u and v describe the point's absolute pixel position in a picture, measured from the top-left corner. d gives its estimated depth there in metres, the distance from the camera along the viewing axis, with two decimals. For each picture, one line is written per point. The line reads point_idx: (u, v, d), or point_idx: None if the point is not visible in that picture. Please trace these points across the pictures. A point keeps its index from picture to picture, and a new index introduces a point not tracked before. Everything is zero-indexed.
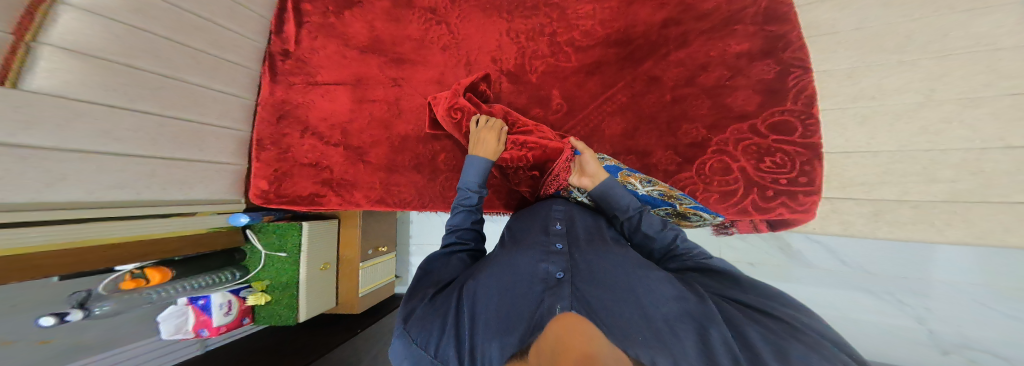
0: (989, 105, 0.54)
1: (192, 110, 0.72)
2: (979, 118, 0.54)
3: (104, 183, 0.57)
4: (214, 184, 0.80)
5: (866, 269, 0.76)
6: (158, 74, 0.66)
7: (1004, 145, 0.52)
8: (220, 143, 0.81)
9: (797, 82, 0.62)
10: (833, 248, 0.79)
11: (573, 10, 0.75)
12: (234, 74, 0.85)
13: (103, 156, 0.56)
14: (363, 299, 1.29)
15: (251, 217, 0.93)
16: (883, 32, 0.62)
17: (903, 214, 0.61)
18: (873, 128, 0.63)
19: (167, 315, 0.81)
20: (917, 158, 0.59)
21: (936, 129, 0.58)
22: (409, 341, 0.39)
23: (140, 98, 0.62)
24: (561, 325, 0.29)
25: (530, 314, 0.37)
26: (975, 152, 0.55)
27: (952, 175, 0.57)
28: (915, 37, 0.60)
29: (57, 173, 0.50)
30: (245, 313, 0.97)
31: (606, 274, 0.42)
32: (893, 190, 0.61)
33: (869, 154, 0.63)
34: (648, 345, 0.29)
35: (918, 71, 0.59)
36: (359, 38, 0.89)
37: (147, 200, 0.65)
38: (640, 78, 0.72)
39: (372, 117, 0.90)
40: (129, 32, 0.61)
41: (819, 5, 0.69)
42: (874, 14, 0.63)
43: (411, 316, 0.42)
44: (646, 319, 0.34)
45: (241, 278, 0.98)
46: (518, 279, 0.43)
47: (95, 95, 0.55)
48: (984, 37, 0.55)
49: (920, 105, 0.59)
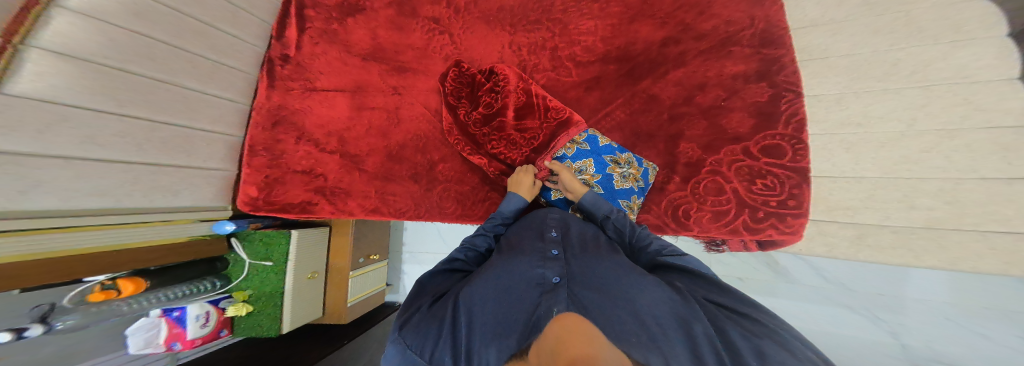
0: (963, 136, 0.55)
1: (184, 115, 0.70)
2: (955, 149, 0.55)
3: (83, 191, 0.54)
4: (202, 192, 0.78)
5: (848, 286, 0.84)
6: (149, 78, 0.63)
7: (977, 176, 0.54)
8: (211, 148, 0.79)
9: (790, 106, 0.64)
10: (818, 267, 0.88)
11: (576, 26, 0.78)
12: (232, 79, 0.84)
13: (82, 163, 0.52)
14: (352, 309, 1.23)
15: (238, 226, 0.90)
16: (872, 59, 0.64)
17: (884, 239, 0.62)
18: (857, 154, 0.64)
19: (136, 327, 0.73)
20: (898, 184, 0.60)
21: (917, 158, 0.58)
22: (404, 347, 0.40)
23: (129, 103, 0.60)
24: (563, 324, 0.28)
25: (525, 318, 0.36)
26: (951, 181, 0.56)
27: (929, 202, 0.58)
28: (902, 65, 0.61)
29: (28, 180, 0.45)
30: (222, 324, 0.89)
31: (600, 278, 0.41)
32: (875, 215, 0.63)
33: (852, 180, 0.65)
34: (640, 347, 0.29)
35: (901, 100, 0.60)
36: (361, 45, 0.90)
37: (127, 208, 0.62)
38: (639, 96, 0.74)
39: (371, 125, 0.89)
40: (125, 35, 0.59)
41: (812, 30, 0.71)
42: (865, 41, 0.65)
43: (408, 324, 0.42)
44: (638, 322, 0.33)
45: (222, 287, 0.93)
46: (510, 283, 0.42)
47: (84, 99, 0.52)
48: (964, 68, 0.56)
49: (901, 134, 0.60)
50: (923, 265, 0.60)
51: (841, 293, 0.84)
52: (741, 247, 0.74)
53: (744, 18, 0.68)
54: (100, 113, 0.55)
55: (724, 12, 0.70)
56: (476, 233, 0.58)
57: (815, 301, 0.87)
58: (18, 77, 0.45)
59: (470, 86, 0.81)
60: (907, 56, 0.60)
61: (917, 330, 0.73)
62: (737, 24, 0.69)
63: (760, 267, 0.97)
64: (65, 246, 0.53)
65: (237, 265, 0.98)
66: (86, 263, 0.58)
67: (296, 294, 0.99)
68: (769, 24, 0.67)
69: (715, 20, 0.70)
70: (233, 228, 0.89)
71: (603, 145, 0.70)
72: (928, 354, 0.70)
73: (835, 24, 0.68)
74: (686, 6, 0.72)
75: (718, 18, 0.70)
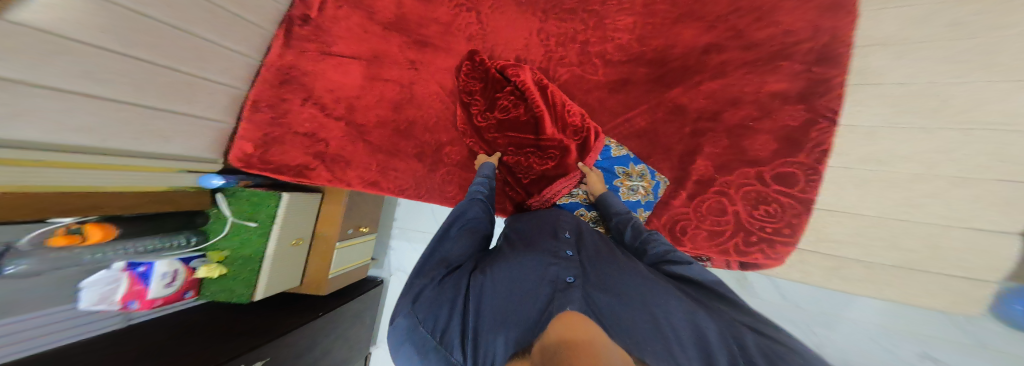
0: (977, 186, 0.53)
1: (191, 63, 0.67)
2: (962, 198, 0.54)
3: (69, 126, 0.49)
4: (197, 141, 0.75)
5: (797, 304, 0.71)
6: (165, 24, 0.60)
7: (967, 225, 0.54)
8: (212, 98, 0.75)
9: (820, 134, 0.62)
10: (781, 285, 0.74)
11: (612, 21, 0.76)
12: (248, 33, 0.80)
13: (73, 97, 0.48)
14: (333, 281, 1.18)
15: (223, 180, 0.88)
16: (924, 91, 0.57)
17: (856, 272, 0.63)
18: (866, 191, 0.61)
19: (93, 280, 0.64)
20: (886, 225, 0.60)
21: (919, 202, 0.57)
22: (415, 321, 0.34)
23: (137, 44, 0.56)
24: (564, 323, 0.25)
25: (539, 313, 0.32)
26: (940, 228, 0.56)
27: (913, 245, 0.58)
28: (951, 102, 0.54)
29: (13, 109, 0.41)
30: (190, 285, 0.83)
31: (619, 283, 0.38)
32: (856, 250, 0.63)
33: (851, 215, 0.63)
34: (656, 357, 0.26)
35: (934, 141, 0.56)
36: (385, 14, 0.87)
37: (114, 149, 0.58)
38: (664, 105, 0.72)
39: (382, 97, 0.86)
40: None
41: (877, 50, 0.61)
42: (927, 68, 0.57)
43: (417, 296, 0.37)
44: (657, 329, 0.30)
45: (196, 244, 0.87)
46: (522, 276, 0.40)
47: (94, 37, 0.49)
48: (1014, 115, 0.50)
49: (917, 177, 0.57)
50: (881, 295, 0.61)
51: (793, 311, 0.70)
52: (723, 265, 0.73)
53: (807, 29, 0.64)
54: (104, 51, 0.51)
55: (784, 20, 0.66)
56: (471, 199, 0.54)
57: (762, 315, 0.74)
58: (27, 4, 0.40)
59: (485, 82, 0.78)
60: (962, 92, 0.54)
61: (843, 347, 0.57)
62: (795, 35, 0.65)
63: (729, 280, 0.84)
64: (42, 182, 0.49)
65: (217, 223, 0.93)
66: (51, 202, 0.52)
67: (276, 260, 0.94)
68: (834, 37, 0.63)
69: (772, 28, 0.66)
70: (220, 183, 0.88)
71: (614, 156, 0.67)
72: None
73: (905, 46, 0.59)
74: (743, 10, 0.68)
75: (777, 27, 0.66)
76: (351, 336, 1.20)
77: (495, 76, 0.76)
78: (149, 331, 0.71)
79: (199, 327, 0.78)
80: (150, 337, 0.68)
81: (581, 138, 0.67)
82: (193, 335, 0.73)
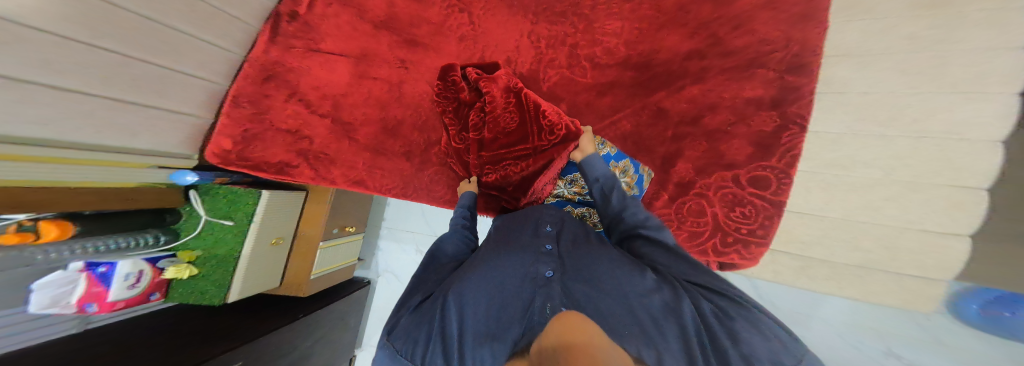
0: (927, 191, 0.57)
1: (163, 55, 0.64)
2: (915, 201, 0.58)
3: (32, 118, 0.47)
4: (164, 135, 0.72)
5: (773, 302, 0.80)
6: (137, 14, 0.56)
7: (921, 228, 0.58)
8: (186, 92, 0.73)
9: (790, 140, 0.65)
10: (758, 285, 0.83)
11: (601, 25, 0.77)
12: (228, 27, 0.77)
13: (40, 89, 0.46)
14: (314, 282, 1.13)
15: (198, 177, 0.83)
16: (875, 102, 0.61)
17: (820, 272, 0.68)
18: (829, 195, 0.65)
19: (45, 282, 0.57)
20: (850, 227, 0.64)
21: (876, 205, 0.61)
22: (394, 351, 0.36)
23: (107, 35, 0.53)
24: (565, 323, 0.23)
25: (519, 316, 0.34)
26: (899, 229, 0.59)
27: (869, 245, 0.62)
28: (906, 113, 0.58)
29: None
30: (157, 287, 0.78)
31: (592, 269, 0.39)
32: (821, 250, 0.67)
33: (817, 218, 0.67)
34: (631, 345, 0.27)
35: (890, 149, 0.60)
36: (375, 12, 0.85)
37: (75, 142, 0.56)
38: (648, 108, 0.74)
39: (370, 95, 0.84)
40: None
41: (842, 60, 0.64)
42: (888, 80, 0.60)
43: (395, 328, 0.39)
44: (630, 315, 0.31)
45: (167, 243, 0.83)
46: (496, 274, 0.39)
47: (62, 27, 0.46)
48: (963, 124, 0.54)
49: (876, 182, 0.61)
50: (844, 294, 0.66)
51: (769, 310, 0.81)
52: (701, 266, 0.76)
53: (780, 39, 0.66)
54: (71, 41, 0.48)
55: (761, 28, 0.68)
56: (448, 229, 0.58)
57: None
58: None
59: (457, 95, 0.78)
60: (920, 102, 0.57)
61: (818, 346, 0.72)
62: (770, 44, 0.67)
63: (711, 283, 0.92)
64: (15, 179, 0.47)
65: (190, 221, 0.89)
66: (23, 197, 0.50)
67: (253, 260, 0.90)
68: (803, 48, 0.65)
69: (749, 36, 0.68)
70: (194, 181, 0.81)
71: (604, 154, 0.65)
72: None
73: (867, 57, 0.62)
74: (722, 18, 0.70)
75: (753, 35, 0.68)
76: (335, 337, 1.17)
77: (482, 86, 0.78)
78: (97, 341, 0.65)
79: (164, 332, 0.74)
80: (112, 344, 0.64)
81: (558, 139, 0.64)
82: (155, 342, 0.68)
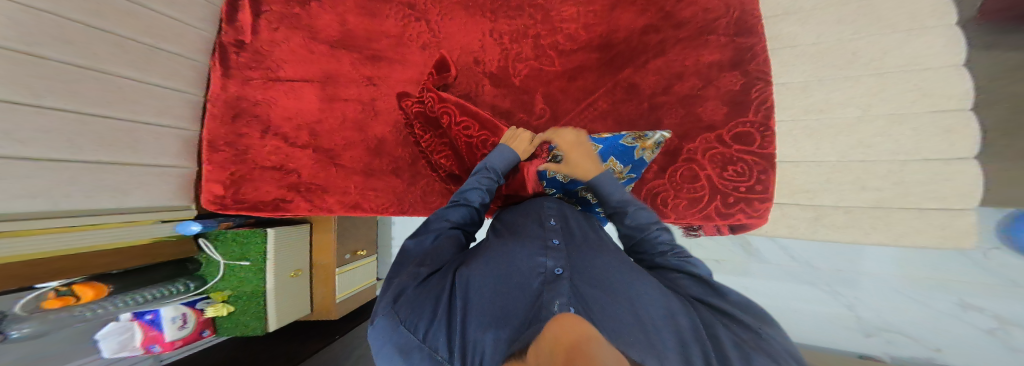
0: (912, 121, 0.52)
1: (112, 108, 0.61)
2: (902, 133, 0.53)
3: (9, 193, 0.47)
4: (158, 191, 0.72)
5: (811, 263, 0.90)
6: (68, 64, 0.54)
7: (920, 158, 0.52)
8: (161, 143, 0.71)
9: (759, 94, 0.64)
10: (786, 247, 0.94)
11: (558, 13, 0.75)
12: (176, 66, 0.74)
13: (3, 162, 0.46)
14: (341, 305, 1.22)
15: (205, 225, 0.85)
16: (835, 47, 0.59)
17: (838, 219, 0.61)
18: (819, 139, 0.61)
19: (107, 331, 0.68)
20: (851, 168, 0.58)
21: (869, 142, 0.56)
22: (398, 321, 0.38)
23: (49, 92, 0.51)
24: (559, 322, 0.28)
25: (525, 311, 0.38)
26: (898, 163, 0.54)
27: (879, 183, 0.56)
28: (861, 53, 0.56)
29: None
30: (204, 324, 0.86)
31: (600, 271, 0.43)
32: (831, 197, 0.60)
33: (813, 164, 0.62)
34: (637, 347, 0.30)
35: (859, 87, 0.56)
36: (328, 32, 0.80)
37: (69, 210, 0.57)
38: (621, 85, 0.73)
39: (345, 118, 0.83)
40: (27, 14, 0.48)
41: (784, 18, 0.66)
42: (830, 30, 0.60)
43: (400, 297, 0.40)
44: (636, 323, 0.35)
45: (196, 288, 0.89)
46: (513, 274, 0.43)
47: (0, 92, 0.45)
48: (916, 57, 0.52)
49: (857, 119, 0.57)
50: (869, 240, 0.59)
51: (807, 270, 0.90)
52: (715, 230, 0.79)
53: (721, 7, 0.67)
54: (15, 106, 0.47)
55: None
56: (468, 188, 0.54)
57: (779, 278, 0.94)
58: None
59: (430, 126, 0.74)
60: (869, 44, 0.56)
61: (870, 302, 0.82)
62: (714, 12, 0.67)
63: (735, 248, 1.00)
64: None
65: (211, 267, 0.93)
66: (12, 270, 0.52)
67: (279, 291, 0.97)
68: (744, 12, 0.66)
69: (694, 7, 0.68)
70: (199, 229, 0.84)
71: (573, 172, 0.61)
72: (877, 323, 0.81)
73: (801, 13, 0.64)
74: None
75: (696, 6, 0.68)
76: None
77: (461, 92, 0.78)
78: None
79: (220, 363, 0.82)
80: None
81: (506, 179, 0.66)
82: None
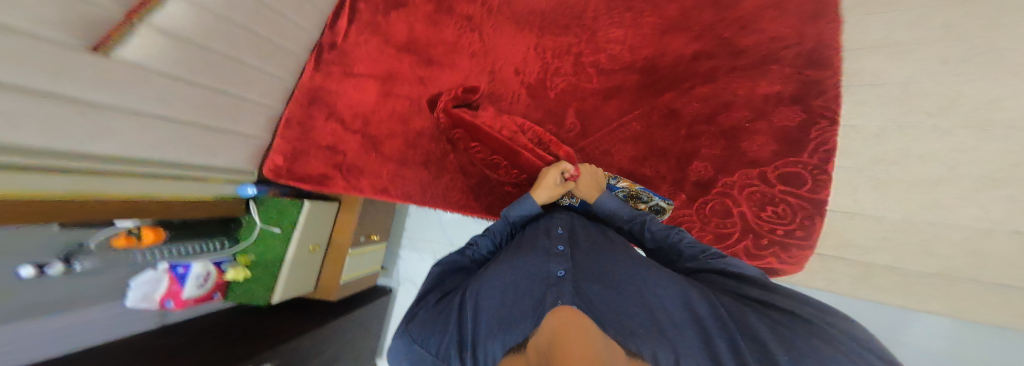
0: (1012, 187, 0.55)
1: (239, 87, 0.75)
2: (996, 199, 0.57)
3: (143, 142, 0.57)
4: (237, 154, 0.83)
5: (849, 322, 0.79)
6: (223, 55, 0.68)
7: (1013, 229, 0.57)
8: (253, 117, 0.83)
9: (821, 133, 0.63)
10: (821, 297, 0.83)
11: (605, 34, 0.77)
12: (285, 60, 0.88)
13: (152, 119, 0.57)
14: (343, 288, 1.24)
15: (258, 190, 0.97)
16: (930, 90, 0.61)
17: (889, 281, 0.71)
18: (886, 194, 0.67)
19: (138, 281, 0.75)
20: (920, 229, 0.65)
21: (948, 205, 0.61)
22: (410, 340, 0.37)
23: (201, 73, 0.64)
24: (561, 324, 0.24)
25: (530, 312, 0.34)
26: (982, 232, 0.59)
27: (950, 251, 0.63)
28: (961, 102, 0.58)
29: (104, 129, 0.50)
30: (218, 286, 0.93)
31: (611, 277, 0.40)
32: (888, 257, 0.69)
33: (875, 218, 0.69)
34: (647, 344, 0.28)
35: (951, 140, 0.60)
36: (398, 38, 0.92)
37: (170, 161, 0.65)
38: (659, 109, 0.72)
39: (394, 112, 0.92)
40: (218, 19, 0.63)
41: (871, 53, 0.64)
42: (931, 69, 0.60)
43: (412, 319, 0.40)
44: (657, 329, 0.31)
45: (229, 248, 0.96)
46: (518, 276, 0.41)
47: (169, 69, 0.57)
48: None
49: (940, 178, 0.61)
50: (929, 307, 0.69)
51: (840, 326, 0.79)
52: None
53: (793, 35, 0.63)
54: (176, 81, 0.59)
55: (771, 27, 0.64)
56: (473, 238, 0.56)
57: None
58: (124, 47, 0.49)
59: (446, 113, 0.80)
60: (972, 90, 0.57)
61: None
62: (783, 41, 0.63)
63: None
64: (90, 189, 0.55)
65: (248, 230, 1.00)
66: (103, 207, 0.59)
67: (296, 264, 1.02)
68: (821, 42, 0.62)
69: (760, 35, 0.64)
70: (253, 192, 0.95)
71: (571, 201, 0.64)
72: None
73: (902, 47, 0.62)
74: (729, 19, 0.66)
75: (763, 34, 0.64)
76: (359, 342, 1.25)
77: (500, 98, 0.84)
78: (171, 335, 0.75)
79: (219, 329, 0.84)
80: (179, 339, 0.74)
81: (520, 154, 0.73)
82: (212, 338, 0.77)
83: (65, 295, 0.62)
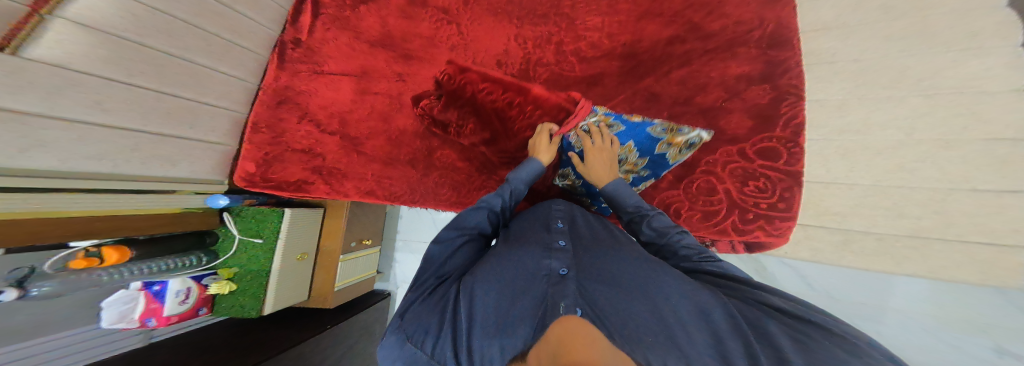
0: (963, 146, 0.60)
1: (190, 88, 0.68)
2: (950, 160, 0.61)
3: (82, 153, 0.52)
4: (202, 165, 0.76)
5: (832, 295, 0.82)
6: (166, 53, 0.63)
7: (970, 187, 0.59)
8: (214, 122, 0.76)
9: (790, 109, 0.66)
10: (805, 274, 0.86)
11: (583, 22, 0.78)
12: (244, 59, 0.82)
13: (88, 127, 0.51)
14: (339, 294, 1.22)
15: (231, 200, 0.89)
16: (878, 66, 0.68)
17: (867, 246, 0.69)
18: (851, 162, 0.70)
19: (111, 300, 0.69)
20: (888, 193, 0.66)
21: (910, 167, 0.64)
22: (405, 336, 0.38)
23: (140, 73, 0.58)
24: (563, 330, 0.25)
25: (531, 314, 0.35)
26: (943, 192, 0.62)
27: (917, 212, 0.64)
28: (909, 73, 0.66)
29: (33, 139, 0.44)
30: (202, 302, 0.87)
31: (615, 274, 0.41)
32: (860, 221, 0.69)
33: (845, 186, 0.71)
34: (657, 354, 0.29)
35: (904, 107, 0.66)
36: (370, 32, 0.89)
37: (125, 173, 0.60)
38: (641, 94, 0.74)
39: (373, 109, 0.88)
40: (147, 12, 0.59)
41: (824, 33, 0.74)
42: (874, 47, 0.69)
43: (406, 312, 0.41)
44: (663, 330, 0.33)
45: (206, 263, 0.90)
46: (519, 272, 0.42)
47: (98, 69, 0.51)
48: (973, 78, 0.60)
49: (899, 143, 0.66)
50: (902, 270, 0.66)
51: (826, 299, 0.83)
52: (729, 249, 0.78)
53: (754, 19, 0.68)
54: (110, 82, 0.53)
55: (734, 12, 0.69)
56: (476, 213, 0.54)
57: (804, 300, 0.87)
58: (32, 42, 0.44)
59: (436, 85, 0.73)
60: (918, 63, 0.65)
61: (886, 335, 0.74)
62: (746, 25, 0.68)
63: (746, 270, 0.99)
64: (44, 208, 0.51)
65: (227, 240, 0.97)
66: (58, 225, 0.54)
67: (283, 274, 0.98)
68: (780, 25, 0.67)
69: (724, 20, 0.69)
70: (226, 204, 0.88)
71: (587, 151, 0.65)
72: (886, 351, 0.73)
73: (848, 28, 0.72)
74: (696, 5, 0.70)
75: (728, 18, 0.69)
76: (362, 346, 1.25)
77: None
78: (151, 354, 0.71)
79: (206, 345, 0.80)
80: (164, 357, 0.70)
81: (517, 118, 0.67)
82: (196, 355, 0.73)
83: (20, 323, 0.58)
